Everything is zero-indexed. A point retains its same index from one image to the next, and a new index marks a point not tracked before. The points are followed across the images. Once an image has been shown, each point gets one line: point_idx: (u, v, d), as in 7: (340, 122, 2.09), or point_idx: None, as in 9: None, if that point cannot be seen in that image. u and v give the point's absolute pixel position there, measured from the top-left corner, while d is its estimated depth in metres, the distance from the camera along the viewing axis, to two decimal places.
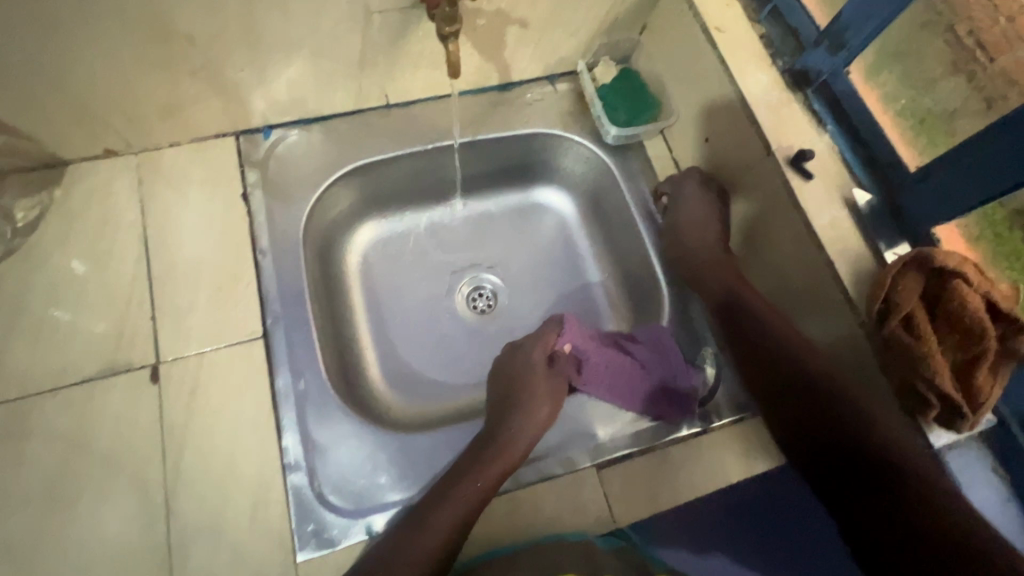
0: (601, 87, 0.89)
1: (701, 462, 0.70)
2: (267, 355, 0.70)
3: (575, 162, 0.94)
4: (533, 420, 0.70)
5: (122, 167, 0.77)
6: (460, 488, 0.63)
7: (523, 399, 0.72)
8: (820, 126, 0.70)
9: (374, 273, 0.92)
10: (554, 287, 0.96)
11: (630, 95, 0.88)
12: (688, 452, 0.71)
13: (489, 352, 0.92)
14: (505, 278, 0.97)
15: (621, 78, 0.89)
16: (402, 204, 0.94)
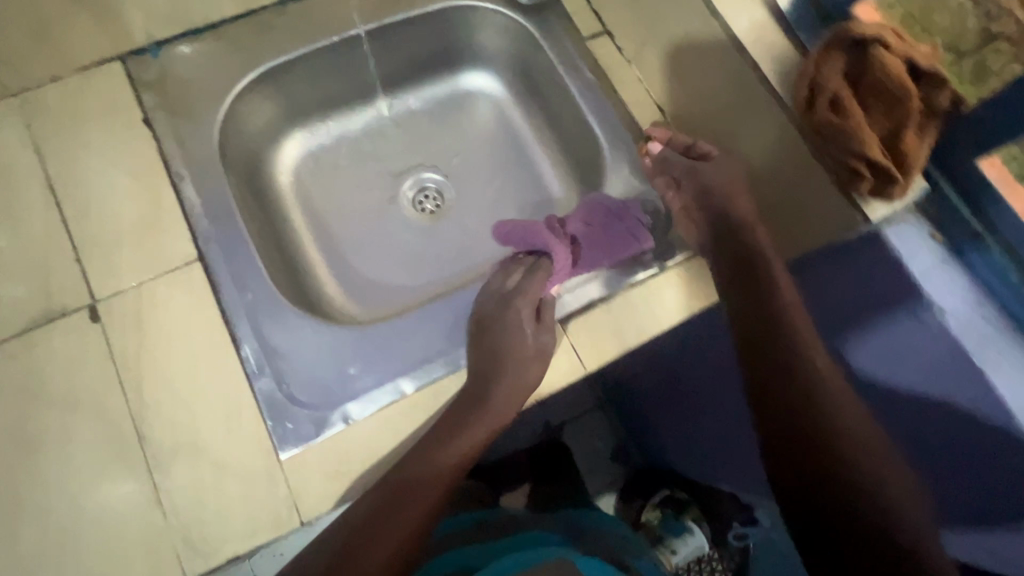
0: None
1: (664, 299, 0.71)
2: (207, 274, 0.68)
3: (494, 36, 0.89)
4: (508, 399, 0.65)
5: (3, 112, 0.71)
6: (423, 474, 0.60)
7: (501, 367, 0.66)
8: None
9: (311, 191, 0.89)
10: (498, 175, 0.94)
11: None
12: (650, 295, 0.71)
13: (444, 249, 0.90)
14: (448, 176, 0.94)
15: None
16: (325, 114, 0.90)
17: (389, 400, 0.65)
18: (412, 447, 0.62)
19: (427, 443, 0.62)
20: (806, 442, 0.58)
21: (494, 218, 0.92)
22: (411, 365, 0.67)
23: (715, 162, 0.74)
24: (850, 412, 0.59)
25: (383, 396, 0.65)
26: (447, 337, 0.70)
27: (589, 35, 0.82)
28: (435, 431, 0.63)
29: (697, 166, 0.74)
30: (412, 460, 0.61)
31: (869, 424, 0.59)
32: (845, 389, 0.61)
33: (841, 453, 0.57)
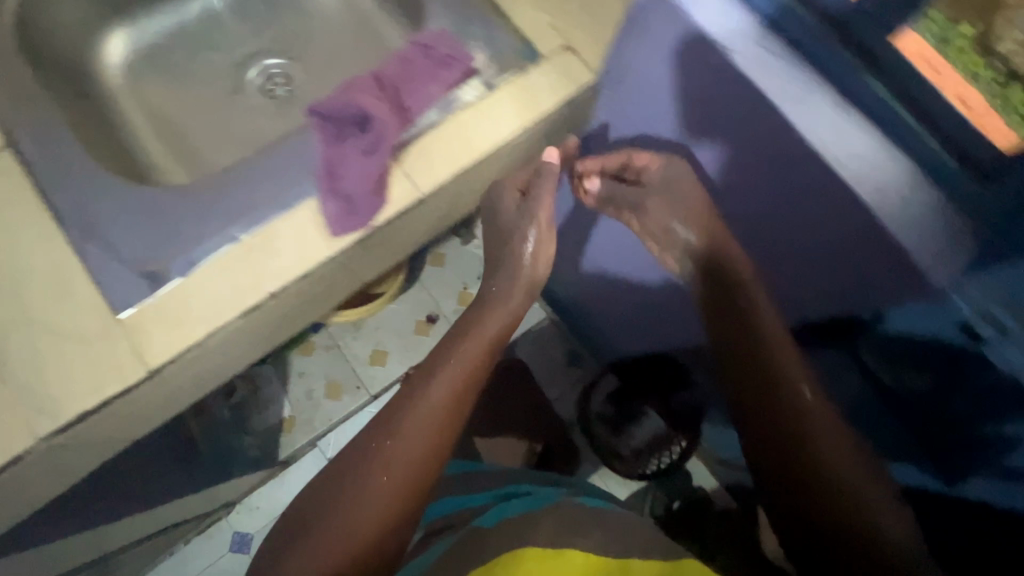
0: None
1: (494, 118, 0.72)
2: (18, 157, 0.66)
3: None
4: (492, 331, 0.83)
5: None
6: (418, 404, 0.76)
7: (469, 329, 0.83)
8: None
9: (148, 89, 0.87)
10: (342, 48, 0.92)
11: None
12: (479, 116, 0.72)
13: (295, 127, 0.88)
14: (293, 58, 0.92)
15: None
16: (147, 8, 0.87)
17: (226, 250, 0.65)
18: (418, 378, 0.79)
19: (435, 372, 0.79)
20: (787, 477, 0.72)
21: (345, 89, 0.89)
22: (246, 215, 0.67)
23: (671, 165, 0.78)
24: (824, 438, 0.71)
25: (220, 246, 0.65)
26: (281, 184, 0.68)
27: None
28: (435, 365, 0.80)
29: (638, 190, 0.82)
30: (423, 384, 0.78)
31: (824, 415, 0.73)
32: (830, 420, 0.73)
33: (814, 471, 0.70)
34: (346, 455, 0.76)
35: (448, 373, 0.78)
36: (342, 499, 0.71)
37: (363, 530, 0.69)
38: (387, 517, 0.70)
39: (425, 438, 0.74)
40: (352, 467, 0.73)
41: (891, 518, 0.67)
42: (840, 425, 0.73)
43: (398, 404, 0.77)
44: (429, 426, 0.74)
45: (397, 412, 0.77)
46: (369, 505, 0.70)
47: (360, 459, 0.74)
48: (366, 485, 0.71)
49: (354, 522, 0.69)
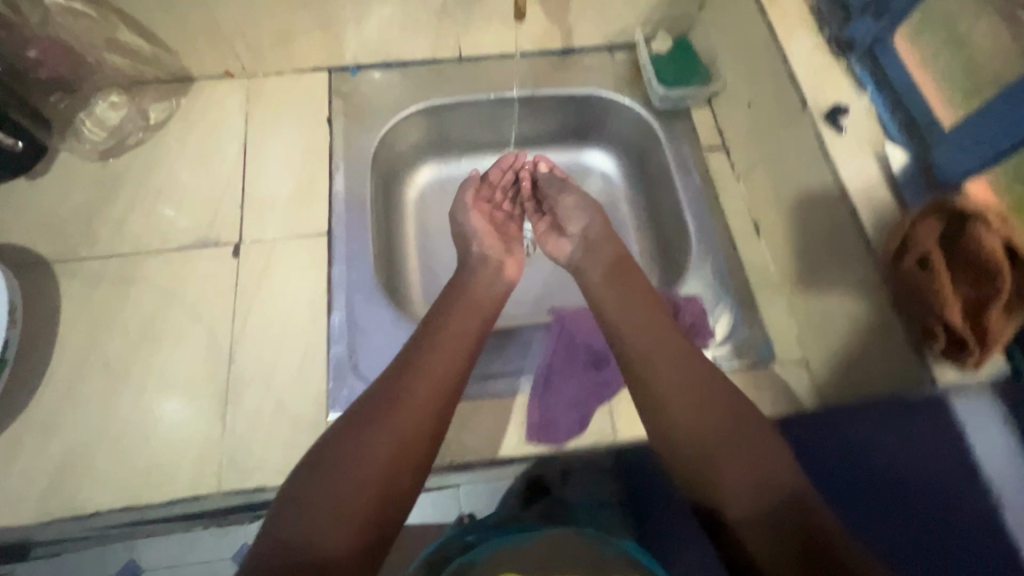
0: (656, 58, 0.96)
1: None
2: (327, 248, 0.81)
3: (619, 131, 1.01)
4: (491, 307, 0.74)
5: (235, 87, 0.92)
6: (393, 392, 0.58)
7: (450, 348, 0.64)
8: (859, 87, 0.72)
9: (429, 209, 1.02)
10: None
11: (685, 59, 0.95)
12: None
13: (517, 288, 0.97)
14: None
15: (678, 50, 0.96)
16: (461, 152, 1.04)
17: None
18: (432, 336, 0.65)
19: (430, 328, 0.67)
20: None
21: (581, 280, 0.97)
22: None
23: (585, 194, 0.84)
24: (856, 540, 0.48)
25: None
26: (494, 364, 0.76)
27: (707, 146, 0.92)
28: (412, 358, 0.62)
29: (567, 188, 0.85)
30: (422, 354, 0.62)
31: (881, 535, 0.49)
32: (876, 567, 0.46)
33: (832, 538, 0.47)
34: (331, 436, 0.55)
35: (432, 370, 0.61)
36: (330, 482, 0.51)
37: (350, 507, 0.51)
38: (381, 497, 0.52)
39: (437, 398, 0.59)
40: (338, 443, 0.54)
41: (747, 474, 0.53)
42: (699, 387, 0.59)
43: (396, 368, 0.61)
44: (441, 383, 0.61)
45: (363, 416, 0.56)
46: (357, 496, 0.51)
47: (347, 427, 0.56)
48: (355, 469, 0.52)
49: (337, 506, 0.50)
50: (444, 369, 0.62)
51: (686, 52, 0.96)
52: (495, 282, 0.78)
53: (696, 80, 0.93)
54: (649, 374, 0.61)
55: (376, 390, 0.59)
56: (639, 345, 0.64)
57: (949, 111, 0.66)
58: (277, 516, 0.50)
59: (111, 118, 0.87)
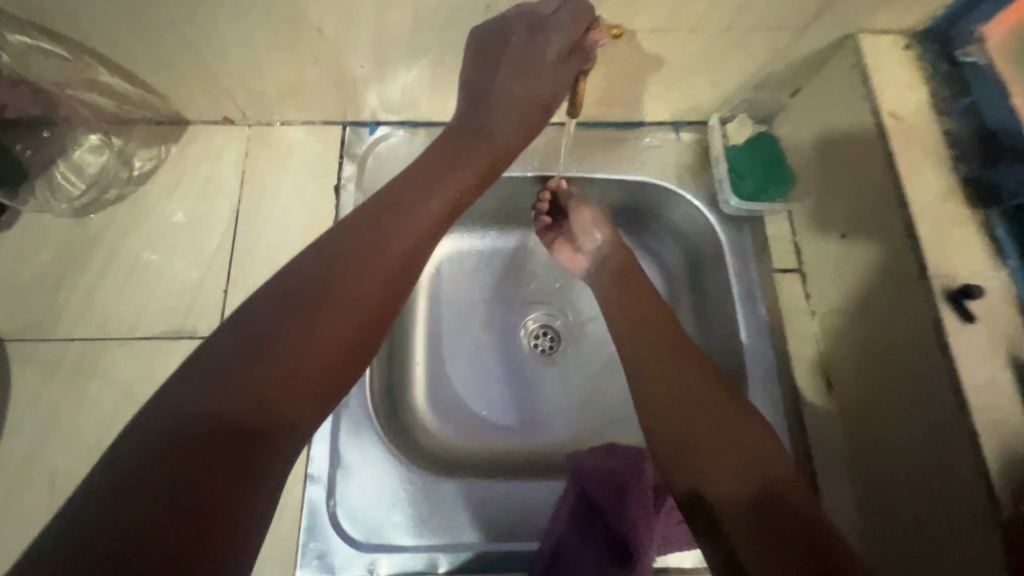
0: (732, 149, 0.79)
1: None
2: None
3: (679, 222, 0.84)
4: (515, 124, 0.60)
5: (234, 136, 0.80)
6: (385, 225, 0.48)
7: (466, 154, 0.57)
8: (998, 257, 0.57)
9: (442, 285, 0.87)
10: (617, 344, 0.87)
11: (766, 159, 0.78)
12: None
13: (534, 396, 0.83)
14: (573, 320, 0.88)
15: (757, 141, 0.79)
16: (487, 224, 0.88)
17: (420, 569, 0.63)
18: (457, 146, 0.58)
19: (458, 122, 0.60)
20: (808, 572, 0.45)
21: (609, 394, 0.83)
22: (454, 540, 0.64)
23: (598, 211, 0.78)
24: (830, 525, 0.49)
25: (416, 561, 0.63)
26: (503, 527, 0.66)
27: (778, 266, 0.76)
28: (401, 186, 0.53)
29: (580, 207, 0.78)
30: (425, 192, 0.53)
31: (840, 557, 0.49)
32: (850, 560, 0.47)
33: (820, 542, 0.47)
34: (288, 270, 0.44)
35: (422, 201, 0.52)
36: (276, 321, 0.40)
37: (303, 367, 0.39)
38: (344, 357, 0.42)
39: (425, 229, 0.50)
40: (303, 286, 0.42)
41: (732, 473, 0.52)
42: (673, 393, 0.59)
43: (385, 201, 0.50)
44: (424, 242, 0.50)
45: (332, 263, 0.44)
46: (319, 344, 0.40)
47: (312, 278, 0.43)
48: (317, 330, 0.41)
49: (291, 355, 0.39)
50: (446, 200, 0.53)
51: (769, 149, 0.78)
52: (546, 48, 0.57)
53: (775, 192, 0.77)
54: (637, 383, 0.61)
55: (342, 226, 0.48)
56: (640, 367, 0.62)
57: None
58: (210, 372, 0.37)
59: (89, 164, 0.76)
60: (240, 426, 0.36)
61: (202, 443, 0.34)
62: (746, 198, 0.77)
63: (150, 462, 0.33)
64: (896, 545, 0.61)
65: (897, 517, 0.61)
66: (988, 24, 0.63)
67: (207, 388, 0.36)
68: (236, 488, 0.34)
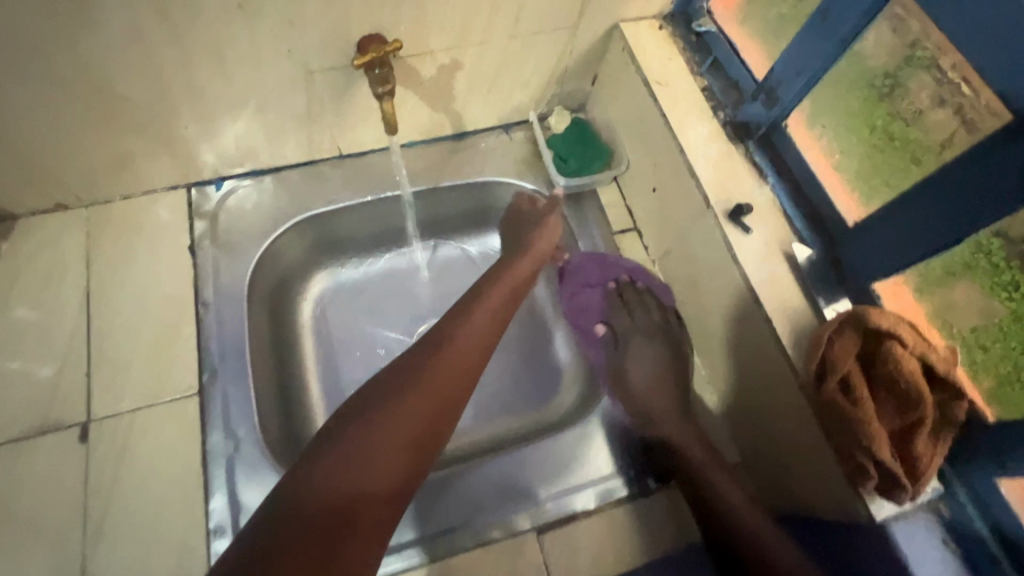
0: (552, 137, 0.89)
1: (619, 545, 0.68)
2: (201, 413, 0.69)
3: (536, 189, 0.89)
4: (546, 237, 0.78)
5: (71, 221, 0.78)
6: (443, 353, 0.57)
7: (473, 309, 0.63)
8: (761, 177, 0.69)
9: (329, 318, 0.88)
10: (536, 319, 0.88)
11: (581, 141, 0.88)
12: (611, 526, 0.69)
13: (478, 391, 0.83)
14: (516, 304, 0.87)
15: (576, 127, 0.90)
16: (357, 253, 0.92)
17: None
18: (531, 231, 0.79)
19: (456, 316, 0.63)
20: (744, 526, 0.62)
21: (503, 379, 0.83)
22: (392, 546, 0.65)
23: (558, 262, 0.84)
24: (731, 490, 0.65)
25: None
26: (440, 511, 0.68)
27: (619, 228, 0.87)
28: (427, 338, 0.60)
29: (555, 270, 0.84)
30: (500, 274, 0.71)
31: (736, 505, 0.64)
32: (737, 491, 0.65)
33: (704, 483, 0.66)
34: (375, 384, 0.55)
35: (454, 346, 0.58)
36: (378, 424, 0.51)
37: (381, 476, 0.49)
38: (417, 448, 0.51)
39: (478, 360, 0.59)
40: (377, 391, 0.54)
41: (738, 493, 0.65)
42: (661, 393, 0.75)
43: (427, 342, 0.59)
44: (465, 372, 0.57)
45: (399, 380, 0.54)
46: (394, 466, 0.50)
47: (386, 389, 0.54)
48: (382, 447, 0.50)
49: (370, 470, 0.48)
50: (484, 317, 0.63)
51: (584, 133, 0.89)
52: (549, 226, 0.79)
53: (593, 168, 0.87)
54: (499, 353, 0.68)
55: (377, 386, 0.55)
56: (652, 392, 0.75)
57: (852, 203, 0.63)
58: (281, 524, 0.44)
59: None
60: (343, 508, 0.46)
61: (321, 520, 0.45)
62: (568, 177, 0.87)
63: (270, 544, 0.43)
64: (750, 433, 0.70)
65: (744, 410, 0.70)
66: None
67: (321, 492, 0.46)
68: (322, 553, 0.43)
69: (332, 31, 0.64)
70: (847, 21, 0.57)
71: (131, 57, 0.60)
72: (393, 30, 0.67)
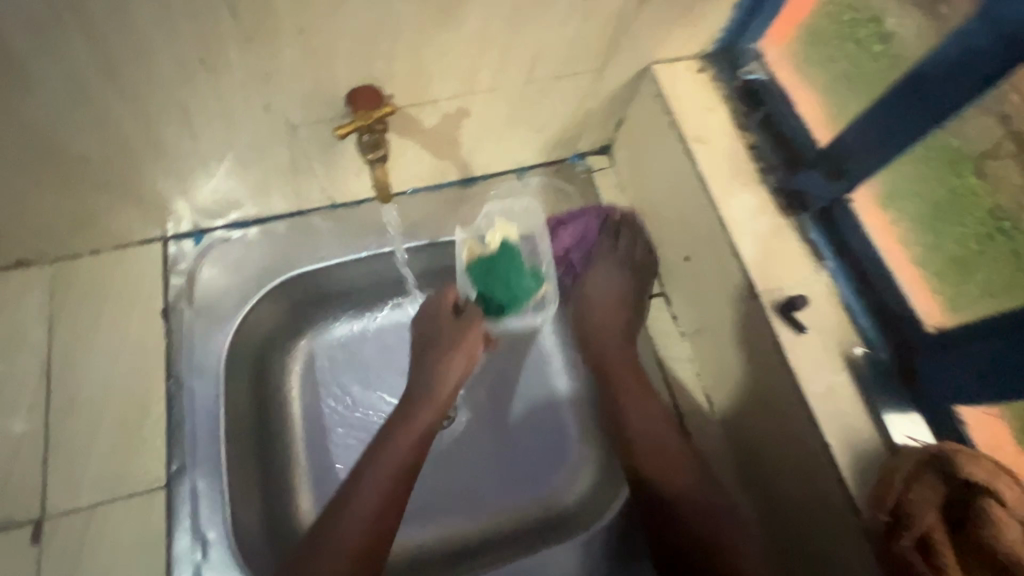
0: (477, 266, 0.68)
1: None
2: (168, 511, 0.62)
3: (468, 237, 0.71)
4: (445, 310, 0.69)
5: (34, 279, 0.70)
6: (410, 424, 0.63)
7: (432, 395, 0.65)
8: (818, 259, 0.59)
9: (317, 382, 0.79)
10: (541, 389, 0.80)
11: (507, 274, 0.68)
12: None
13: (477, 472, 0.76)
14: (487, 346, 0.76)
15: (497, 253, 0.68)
16: (350, 308, 0.82)
17: None
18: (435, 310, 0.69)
19: (395, 424, 0.62)
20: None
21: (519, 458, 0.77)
22: None
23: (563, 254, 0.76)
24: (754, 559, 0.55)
25: None
26: None
27: None
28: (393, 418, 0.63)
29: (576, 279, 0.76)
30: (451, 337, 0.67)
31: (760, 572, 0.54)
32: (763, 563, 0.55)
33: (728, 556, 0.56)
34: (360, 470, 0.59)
35: (415, 429, 0.62)
36: (348, 499, 0.57)
37: (349, 542, 0.54)
38: (379, 537, 0.56)
39: (422, 445, 0.62)
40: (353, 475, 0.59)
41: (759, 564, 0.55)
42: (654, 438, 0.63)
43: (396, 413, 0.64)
44: (416, 444, 0.61)
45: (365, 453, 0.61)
46: (358, 531, 0.55)
47: (364, 461, 0.60)
48: (352, 522, 0.55)
49: (348, 539, 0.54)
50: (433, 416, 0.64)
51: (512, 261, 0.68)
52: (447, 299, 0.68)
53: (519, 307, 0.70)
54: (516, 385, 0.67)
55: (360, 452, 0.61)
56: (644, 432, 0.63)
57: (932, 305, 0.54)
58: None
59: None
60: None
61: None
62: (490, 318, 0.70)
63: None
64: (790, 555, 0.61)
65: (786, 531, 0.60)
66: (762, 40, 0.66)
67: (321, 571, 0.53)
68: None
69: (316, 85, 0.55)
70: (953, 90, 0.47)
71: (80, 118, 0.52)
72: (388, 81, 0.57)
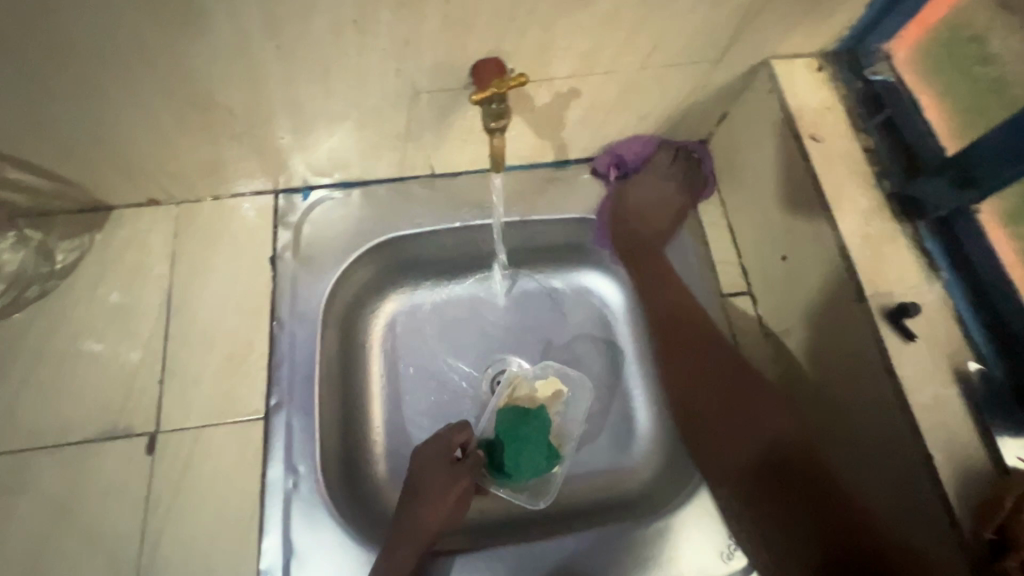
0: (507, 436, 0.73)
1: None
2: (264, 441, 0.67)
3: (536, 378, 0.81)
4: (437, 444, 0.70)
5: (161, 217, 0.77)
6: (419, 512, 0.66)
7: (432, 489, 0.67)
8: (932, 270, 0.57)
9: (396, 342, 0.82)
10: (598, 375, 0.82)
11: (527, 441, 0.72)
12: None
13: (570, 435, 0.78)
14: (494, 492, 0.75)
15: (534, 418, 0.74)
16: (433, 275, 0.85)
17: None
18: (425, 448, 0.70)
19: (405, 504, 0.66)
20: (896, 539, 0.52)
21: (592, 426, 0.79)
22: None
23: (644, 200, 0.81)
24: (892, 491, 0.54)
25: None
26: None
27: (728, 290, 0.77)
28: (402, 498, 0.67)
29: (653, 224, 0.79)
30: (427, 499, 0.67)
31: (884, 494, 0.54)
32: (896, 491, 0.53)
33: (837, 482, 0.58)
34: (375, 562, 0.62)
35: (428, 511, 0.66)
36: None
37: None
38: None
39: (437, 522, 0.66)
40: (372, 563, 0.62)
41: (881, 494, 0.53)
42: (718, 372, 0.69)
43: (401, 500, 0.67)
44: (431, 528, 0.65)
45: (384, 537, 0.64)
46: None
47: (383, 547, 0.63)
48: None
49: None
50: (441, 499, 0.67)
51: (540, 425, 0.74)
52: (433, 444, 0.70)
53: (519, 478, 0.73)
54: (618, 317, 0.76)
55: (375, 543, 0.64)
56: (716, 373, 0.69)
57: None
58: None
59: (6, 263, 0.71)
60: None
61: None
62: (491, 472, 0.74)
63: None
64: None
65: None
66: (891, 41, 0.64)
67: None
68: None
69: (448, 54, 0.58)
70: None
71: (235, 68, 0.56)
72: (513, 55, 0.59)
